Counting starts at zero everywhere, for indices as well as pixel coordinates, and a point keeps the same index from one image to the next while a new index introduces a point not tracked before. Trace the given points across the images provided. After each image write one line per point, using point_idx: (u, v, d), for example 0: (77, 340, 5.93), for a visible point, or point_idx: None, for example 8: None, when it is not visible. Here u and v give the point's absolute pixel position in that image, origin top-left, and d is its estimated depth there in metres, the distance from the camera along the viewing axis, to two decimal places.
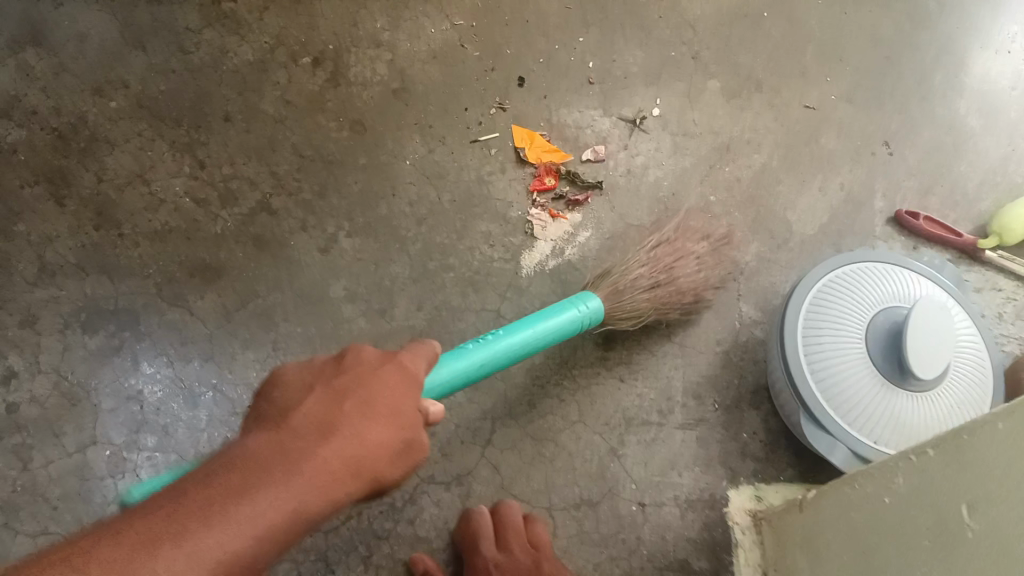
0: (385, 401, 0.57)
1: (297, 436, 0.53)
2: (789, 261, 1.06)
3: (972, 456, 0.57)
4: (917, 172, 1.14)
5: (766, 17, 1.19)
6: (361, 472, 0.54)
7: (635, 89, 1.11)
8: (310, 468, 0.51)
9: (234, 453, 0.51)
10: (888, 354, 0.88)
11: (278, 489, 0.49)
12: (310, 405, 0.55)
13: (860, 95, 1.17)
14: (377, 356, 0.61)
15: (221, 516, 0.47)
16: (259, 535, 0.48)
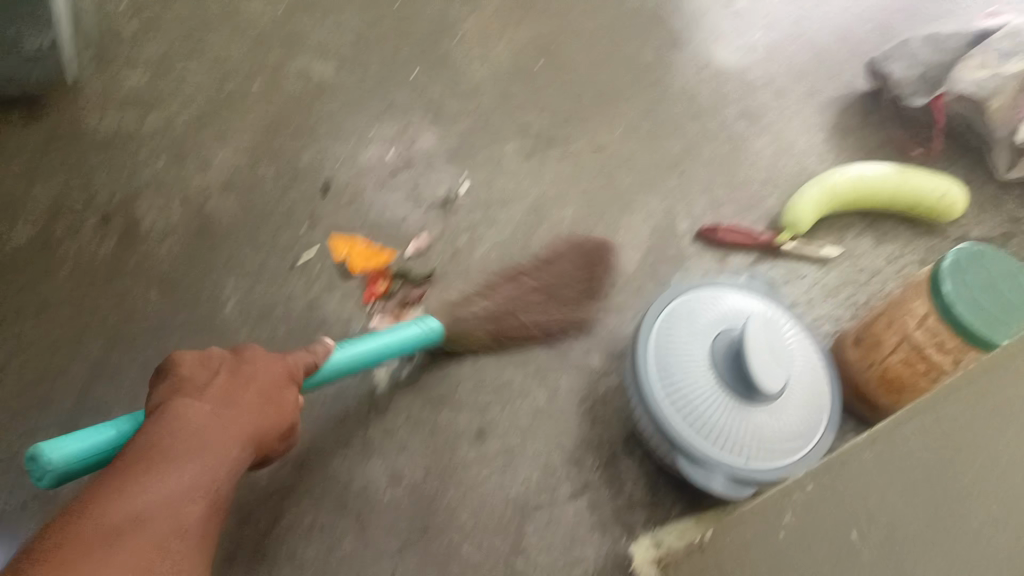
0: (268, 376, 0.73)
1: (226, 421, 0.66)
2: (621, 303, 1.06)
3: (902, 449, 0.56)
4: (707, 186, 1.19)
5: (538, 75, 1.24)
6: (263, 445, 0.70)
7: (437, 171, 1.12)
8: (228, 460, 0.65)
9: (174, 413, 0.64)
10: (735, 379, 0.91)
11: (215, 475, 0.63)
12: (223, 411, 0.67)
13: (640, 126, 1.22)
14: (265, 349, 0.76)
15: (152, 490, 0.58)
16: (188, 521, 0.59)
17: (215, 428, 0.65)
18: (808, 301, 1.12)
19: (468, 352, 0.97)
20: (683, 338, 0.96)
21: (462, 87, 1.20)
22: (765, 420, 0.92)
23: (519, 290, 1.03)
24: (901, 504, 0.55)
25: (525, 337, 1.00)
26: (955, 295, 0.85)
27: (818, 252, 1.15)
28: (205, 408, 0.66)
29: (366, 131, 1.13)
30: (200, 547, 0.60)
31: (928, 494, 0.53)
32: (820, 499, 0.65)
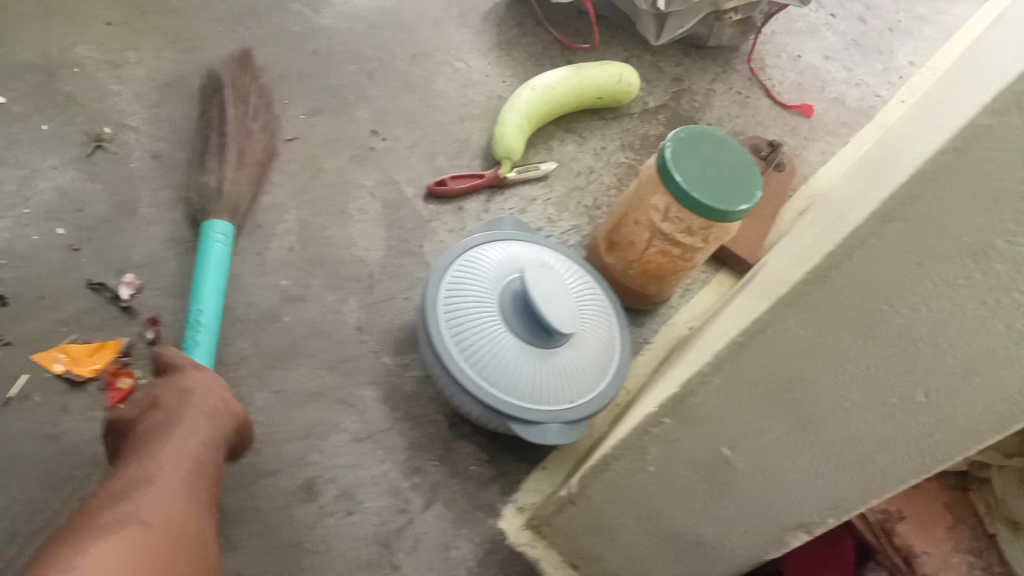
0: (197, 436, 0.70)
1: (176, 451, 0.67)
2: (386, 291, 0.99)
3: (754, 363, 0.56)
4: (414, 143, 1.14)
5: (190, 82, 1.08)
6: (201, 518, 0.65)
7: (130, 226, 0.93)
8: (206, 463, 0.69)
9: (118, 486, 0.63)
10: (531, 329, 0.89)
11: (190, 481, 0.66)
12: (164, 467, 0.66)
13: (322, 103, 1.14)
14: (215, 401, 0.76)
15: (153, 500, 0.62)
16: (182, 515, 0.63)
17: (172, 458, 0.67)
18: (549, 222, 1.13)
19: (258, 409, 0.86)
20: (467, 305, 0.91)
21: (110, 123, 1.00)
22: (571, 357, 0.91)
23: (280, 322, 0.93)
24: (768, 408, 0.58)
25: (309, 368, 0.91)
26: (688, 183, 0.89)
27: (537, 170, 1.15)
28: (174, 427, 0.69)
29: (17, 209, 0.90)
30: (184, 554, 0.60)
31: (784, 402, 0.56)
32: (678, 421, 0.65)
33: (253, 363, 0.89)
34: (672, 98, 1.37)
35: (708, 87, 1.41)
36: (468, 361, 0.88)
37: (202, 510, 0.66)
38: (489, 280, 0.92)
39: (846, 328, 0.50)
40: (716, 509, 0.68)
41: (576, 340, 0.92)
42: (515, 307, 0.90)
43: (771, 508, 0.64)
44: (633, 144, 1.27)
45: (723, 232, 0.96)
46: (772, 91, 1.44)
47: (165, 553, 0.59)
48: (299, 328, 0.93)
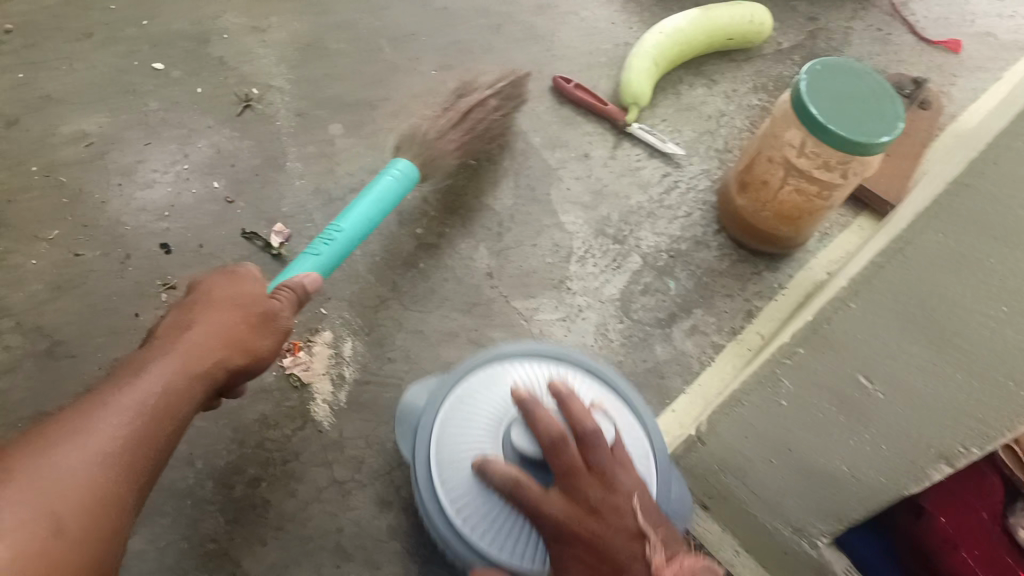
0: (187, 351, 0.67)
1: (152, 377, 0.63)
2: (515, 237, 1.02)
3: (891, 289, 0.55)
4: (542, 94, 1.14)
5: (327, 44, 1.12)
6: (141, 446, 0.59)
7: (278, 181, 0.99)
8: (166, 413, 0.63)
9: (129, 363, 0.65)
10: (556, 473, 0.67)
11: (132, 418, 0.60)
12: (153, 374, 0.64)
13: (451, 58, 1.14)
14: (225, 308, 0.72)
15: (82, 434, 0.57)
16: (111, 455, 0.57)
17: (121, 399, 0.60)
18: (678, 165, 1.11)
19: (397, 348, 0.91)
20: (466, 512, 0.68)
21: (255, 84, 1.06)
22: None
23: (416, 268, 0.97)
24: (901, 336, 0.57)
25: (443, 311, 0.95)
26: (825, 113, 0.86)
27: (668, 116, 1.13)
28: (147, 363, 0.64)
29: (177, 164, 0.98)
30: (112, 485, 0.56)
31: (921, 323, 0.55)
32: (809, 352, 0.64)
33: (392, 306, 0.94)
34: (806, 38, 1.31)
35: (846, 25, 1.34)
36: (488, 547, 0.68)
37: (148, 452, 0.60)
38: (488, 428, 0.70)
39: (989, 240, 0.49)
40: (855, 441, 0.66)
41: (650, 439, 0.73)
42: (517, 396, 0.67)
43: (912, 438, 0.61)
44: (767, 86, 1.22)
45: (863, 167, 0.91)
46: (917, 27, 1.35)
47: (49, 504, 0.53)
48: (432, 273, 0.97)
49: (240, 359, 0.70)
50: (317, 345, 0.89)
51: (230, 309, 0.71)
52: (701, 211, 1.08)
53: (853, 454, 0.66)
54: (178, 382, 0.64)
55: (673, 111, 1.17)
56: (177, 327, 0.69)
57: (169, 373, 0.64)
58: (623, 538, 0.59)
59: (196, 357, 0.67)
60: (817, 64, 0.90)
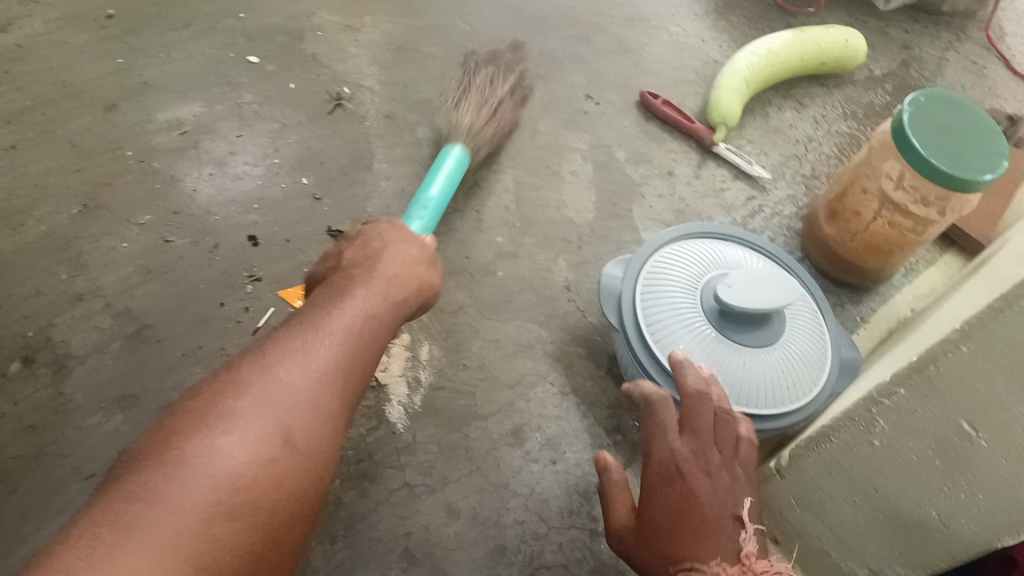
0: (335, 359, 0.73)
1: (298, 387, 0.69)
2: (595, 252, 1.01)
3: (1011, 338, 0.54)
4: (629, 108, 1.13)
5: (418, 47, 1.12)
6: (277, 464, 0.64)
7: (364, 181, 1.00)
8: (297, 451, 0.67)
9: (278, 351, 0.71)
10: (758, 319, 0.84)
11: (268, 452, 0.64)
12: (303, 380, 0.70)
13: (539, 66, 1.14)
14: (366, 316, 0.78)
15: (218, 443, 0.62)
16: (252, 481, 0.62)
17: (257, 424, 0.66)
18: (763, 188, 1.10)
19: (472, 355, 0.91)
20: (672, 364, 0.84)
21: (346, 83, 1.07)
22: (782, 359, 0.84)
23: (495, 276, 0.97)
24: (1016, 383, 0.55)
25: (520, 321, 0.94)
26: (928, 147, 0.83)
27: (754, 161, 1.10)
28: (299, 359, 0.71)
29: (268, 158, 0.99)
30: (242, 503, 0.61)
31: None
32: (910, 398, 0.63)
33: (470, 312, 0.94)
34: (900, 67, 1.28)
35: (940, 56, 1.31)
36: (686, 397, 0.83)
37: (284, 478, 0.64)
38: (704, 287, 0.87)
39: None
40: (951, 488, 0.63)
41: (804, 322, 0.89)
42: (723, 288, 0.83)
43: (1015, 490, 0.59)
44: (857, 113, 1.20)
45: (962, 204, 0.89)
46: (1014, 61, 1.31)
47: (197, 520, 0.57)
48: (511, 283, 0.97)
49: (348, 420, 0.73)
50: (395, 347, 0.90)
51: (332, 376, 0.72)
52: (784, 238, 1.06)
53: (948, 502, 0.64)
54: (320, 403, 0.69)
55: (760, 133, 1.15)
56: (324, 323, 0.75)
57: (291, 411, 0.68)
58: (731, 493, 0.67)
59: (340, 367, 0.72)
60: (919, 96, 0.88)
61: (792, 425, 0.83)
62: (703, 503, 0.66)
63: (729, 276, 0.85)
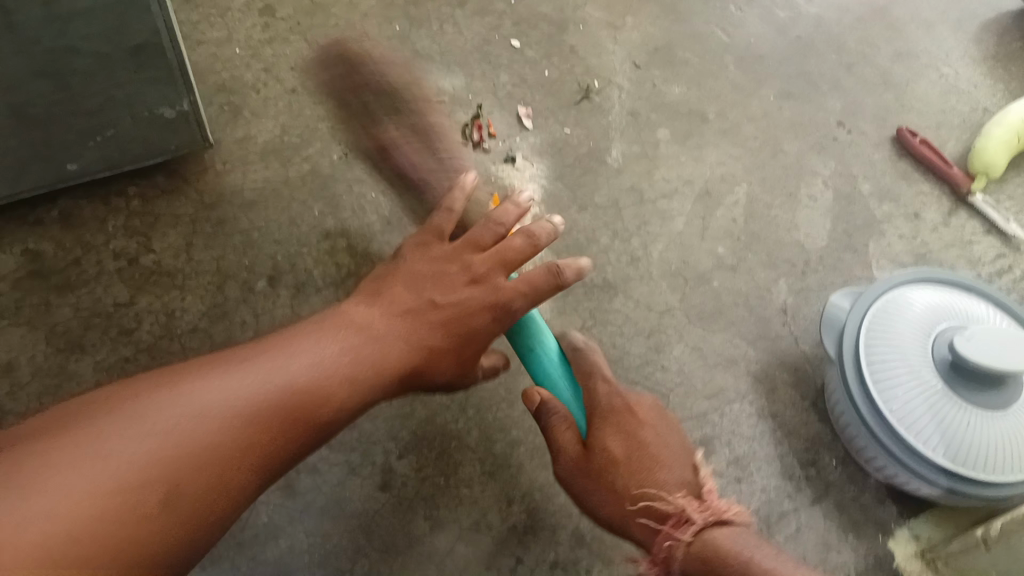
0: (325, 364, 0.58)
1: (260, 382, 0.55)
2: (819, 281, 0.98)
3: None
4: (881, 141, 1.08)
5: (676, 51, 1.13)
6: (192, 468, 0.50)
7: (598, 171, 1.02)
8: (245, 436, 0.53)
9: (335, 319, 0.63)
10: (993, 378, 0.78)
11: (251, 430, 0.53)
12: (312, 365, 0.58)
13: (794, 87, 1.12)
14: (365, 323, 0.63)
15: (137, 423, 0.50)
16: (229, 451, 0.52)
17: (284, 358, 0.57)
18: (1016, 249, 1.01)
19: (673, 358, 0.91)
20: (888, 410, 0.80)
21: (598, 76, 1.10)
22: (1015, 426, 0.77)
23: (709, 285, 0.96)
24: None
25: (727, 335, 0.93)
26: None
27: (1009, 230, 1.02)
28: (299, 346, 0.59)
29: (513, 136, 1.04)
30: (237, 446, 0.53)
31: None
32: None
33: (677, 315, 0.93)
34: None
35: None
36: (899, 446, 0.79)
37: (244, 455, 0.53)
38: (936, 335, 0.81)
39: None
40: None
41: None
42: (963, 340, 0.77)
43: None
44: None
45: None
46: None
47: (182, 458, 0.50)
48: (726, 295, 0.95)
49: (443, 375, 0.68)
50: (601, 333, 0.91)
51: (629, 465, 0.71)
52: None
53: None
54: (310, 387, 0.57)
55: None
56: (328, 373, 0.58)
57: (284, 401, 0.55)
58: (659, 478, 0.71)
59: (369, 357, 0.61)
60: None
61: (1010, 499, 0.78)
62: (678, 499, 0.68)
63: (968, 327, 0.79)
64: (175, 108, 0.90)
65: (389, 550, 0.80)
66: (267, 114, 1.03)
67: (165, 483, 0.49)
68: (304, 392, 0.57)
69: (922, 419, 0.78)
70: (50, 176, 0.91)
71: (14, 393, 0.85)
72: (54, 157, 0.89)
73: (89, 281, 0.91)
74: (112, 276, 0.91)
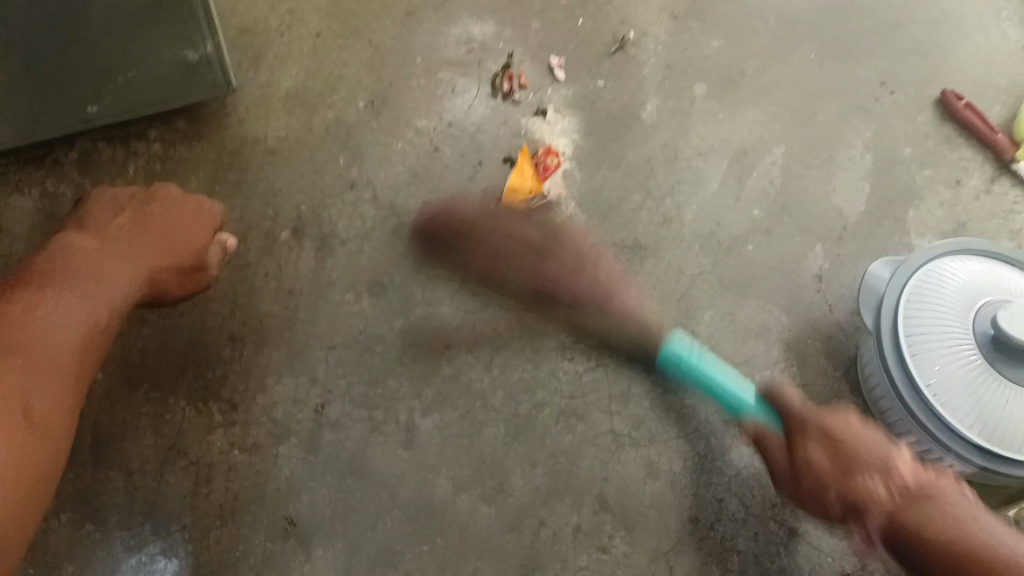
0: (109, 287, 0.72)
1: (69, 310, 0.68)
2: (856, 248, 0.95)
3: None
4: (925, 103, 1.04)
5: (714, 2, 1.08)
6: (59, 378, 0.65)
7: (631, 127, 0.99)
8: (76, 347, 0.67)
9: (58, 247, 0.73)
10: None
11: (81, 340, 0.68)
12: (81, 291, 0.69)
13: (837, 43, 1.07)
14: (83, 257, 0.72)
15: (3, 377, 0.61)
16: (72, 367, 0.66)
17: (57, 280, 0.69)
18: None
19: (703, 325, 0.90)
20: (924, 386, 0.78)
21: (634, 25, 1.05)
22: None
23: (742, 250, 0.93)
24: None
25: (758, 302, 0.91)
26: None
27: None
28: (65, 278, 0.69)
29: (544, 88, 1.00)
30: (74, 360, 0.67)
31: None
32: None
33: (708, 280, 0.92)
34: None
35: None
36: (934, 423, 0.77)
37: (80, 365, 0.67)
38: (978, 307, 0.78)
39: None
40: None
41: None
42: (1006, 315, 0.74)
43: None
44: None
45: None
46: None
47: (39, 378, 0.63)
48: (759, 260, 0.93)
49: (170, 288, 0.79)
50: (632, 295, 0.89)
51: (830, 440, 0.71)
52: None
53: None
54: (85, 316, 0.69)
55: None
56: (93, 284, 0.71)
57: (91, 316, 0.69)
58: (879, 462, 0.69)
59: (135, 270, 0.75)
60: None
61: None
62: (886, 480, 0.68)
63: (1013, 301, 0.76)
64: (198, 51, 0.87)
65: (413, 510, 0.80)
66: (291, 59, 0.99)
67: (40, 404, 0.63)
68: (99, 301, 0.70)
69: (959, 396, 0.77)
70: (68, 121, 0.88)
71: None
72: (71, 102, 0.86)
73: None
74: None
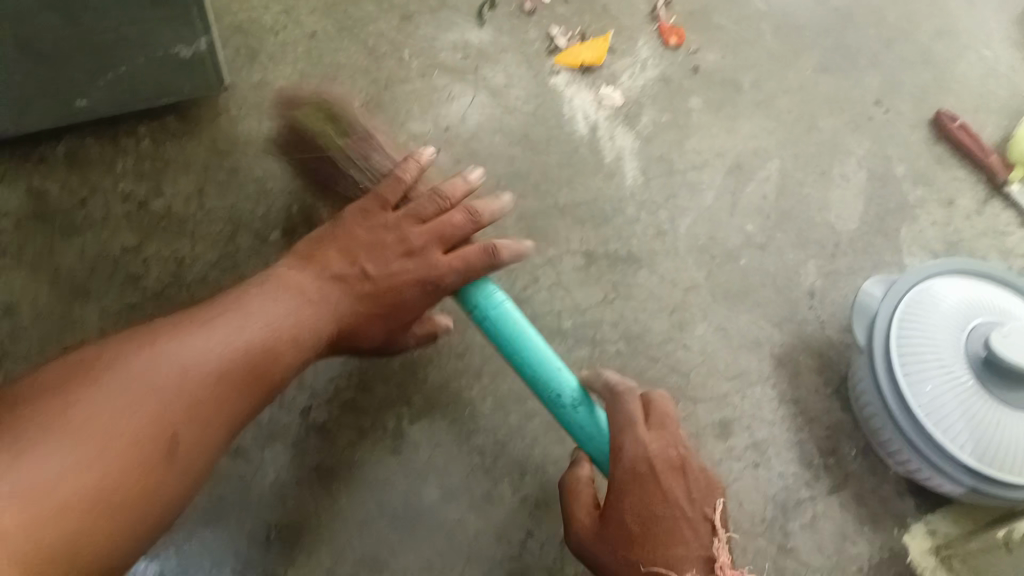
0: (285, 334, 0.69)
1: (239, 349, 0.66)
2: (849, 265, 0.96)
3: None
4: (918, 121, 1.04)
5: (712, 15, 1.07)
6: (201, 417, 0.62)
7: (626, 138, 0.98)
8: (237, 395, 0.65)
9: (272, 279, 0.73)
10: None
11: (237, 388, 0.65)
12: (262, 335, 0.68)
13: (832, 60, 1.07)
14: (275, 296, 0.71)
15: (150, 402, 0.59)
16: (219, 418, 0.64)
17: (244, 319, 0.68)
18: None
19: (696, 336, 0.89)
20: (913, 404, 0.78)
21: (630, 36, 1.04)
22: None
23: (737, 263, 0.93)
24: None
25: (752, 316, 0.91)
26: None
27: None
28: (261, 312, 0.69)
29: (539, 96, 0.99)
30: (223, 410, 0.64)
31: None
32: None
33: (702, 292, 0.91)
34: None
35: None
36: (921, 440, 0.77)
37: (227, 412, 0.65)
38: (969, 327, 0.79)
39: None
40: None
41: None
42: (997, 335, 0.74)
43: None
44: None
45: None
46: None
47: (184, 413, 0.61)
48: (753, 274, 0.93)
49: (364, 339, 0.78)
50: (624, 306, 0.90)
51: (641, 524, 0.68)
52: None
53: None
54: (257, 360, 0.67)
55: None
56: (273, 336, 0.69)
57: (256, 369, 0.67)
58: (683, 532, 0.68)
59: (320, 319, 0.73)
60: None
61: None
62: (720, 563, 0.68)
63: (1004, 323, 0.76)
64: (191, 47, 0.86)
65: (402, 517, 0.79)
66: (285, 59, 0.98)
67: (174, 445, 0.60)
68: (267, 352, 0.68)
69: (948, 414, 0.77)
70: (57, 115, 0.87)
71: (16, 338, 0.84)
72: (59, 96, 0.85)
73: (95, 225, 0.88)
74: (119, 221, 0.88)
